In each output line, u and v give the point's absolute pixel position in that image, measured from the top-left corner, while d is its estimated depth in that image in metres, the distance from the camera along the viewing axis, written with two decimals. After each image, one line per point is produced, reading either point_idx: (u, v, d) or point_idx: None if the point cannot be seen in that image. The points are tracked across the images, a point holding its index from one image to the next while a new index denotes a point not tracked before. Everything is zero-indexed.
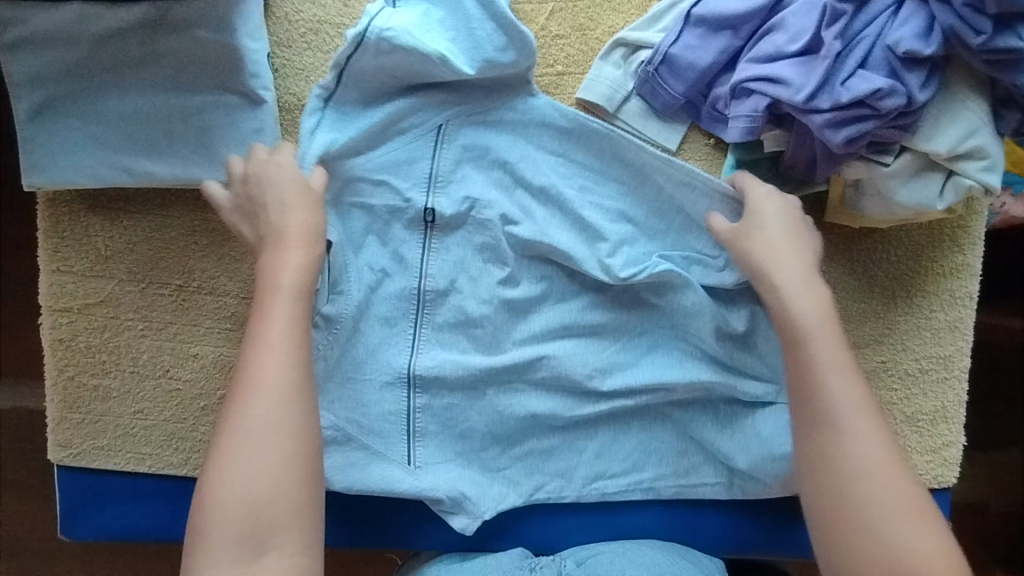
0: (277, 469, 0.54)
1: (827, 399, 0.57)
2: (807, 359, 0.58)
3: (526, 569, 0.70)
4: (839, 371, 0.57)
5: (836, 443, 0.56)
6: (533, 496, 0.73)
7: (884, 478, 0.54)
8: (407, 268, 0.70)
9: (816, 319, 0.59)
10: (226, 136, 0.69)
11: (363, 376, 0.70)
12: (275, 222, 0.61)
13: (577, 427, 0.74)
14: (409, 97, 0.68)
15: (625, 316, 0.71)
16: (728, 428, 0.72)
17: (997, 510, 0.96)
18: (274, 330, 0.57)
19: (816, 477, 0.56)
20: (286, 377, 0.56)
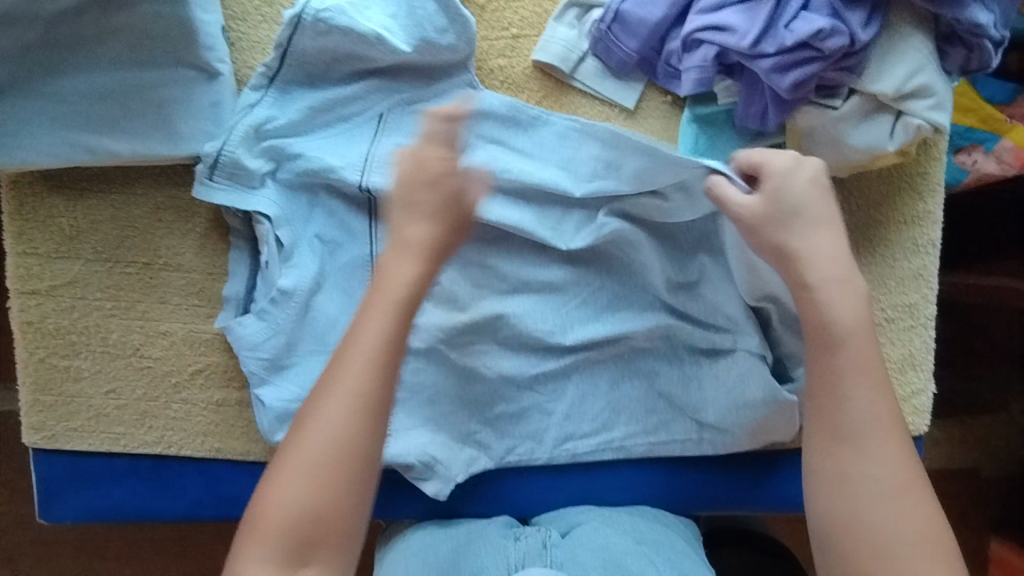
0: (337, 489, 0.53)
1: (847, 414, 0.55)
2: (827, 371, 0.56)
3: (510, 538, 0.68)
4: (867, 388, 0.55)
5: (853, 460, 0.54)
6: (505, 459, 0.73)
7: (901, 495, 0.54)
8: (358, 236, 0.70)
9: (846, 329, 0.55)
10: (184, 109, 0.67)
11: (330, 346, 0.70)
12: (401, 232, 0.57)
13: (545, 387, 0.73)
14: (361, 82, 0.69)
15: (582, 272, 0.71)
16: (695, 381, 0.72)
17: (988, 475, 1.10)
18: (362, 346, 0.55)
19: (829, 491, 0.55)
20: (367, 399, 0.54)
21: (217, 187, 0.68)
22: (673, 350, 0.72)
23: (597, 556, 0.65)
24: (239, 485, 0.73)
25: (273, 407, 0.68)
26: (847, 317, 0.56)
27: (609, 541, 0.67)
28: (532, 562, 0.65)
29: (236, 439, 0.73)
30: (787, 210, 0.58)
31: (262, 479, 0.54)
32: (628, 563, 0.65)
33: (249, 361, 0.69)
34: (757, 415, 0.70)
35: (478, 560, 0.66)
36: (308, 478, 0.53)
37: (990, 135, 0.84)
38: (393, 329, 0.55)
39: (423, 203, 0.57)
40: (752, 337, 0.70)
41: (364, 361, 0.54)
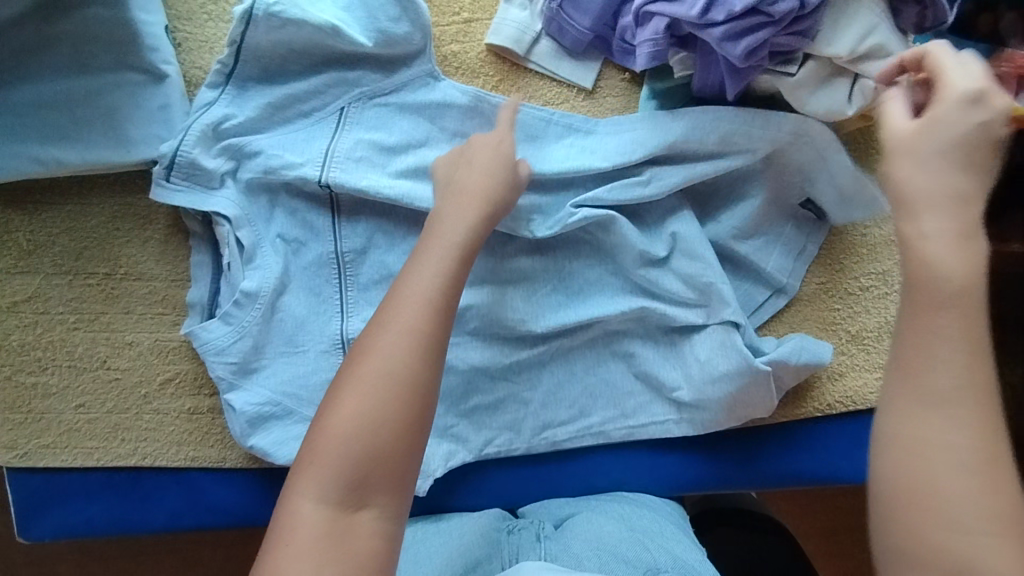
0: (395, 424, 0.50)
1: (935, 374, 0.42)
2: (918, 322, 0.43)
3: (505, 531, 0.68)
4: (960, 346, 0.42)
5: (926, 426, 0.43)
6: (484, 451, 0.72)
7: (982, 476, 0.42)
8: (321, 233, 0.69)
9: (956, 282, 0.43)
10: (133, 114, 0.66)
11: (300, 347, 0.69)
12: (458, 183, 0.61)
13: (520, 376, 0.72)
14: (322, 74, 0.67)
15: (552, 257, 0.70)
16: (671, 357, 0.71)
17: None
18: (420, 287, 0.54)
19: (893, 457, 0.43)
20: (426, 335, 0.52)
21: (175, 188, 0.66)
22: (646, 330, 0.72)
23: (592, 545, 0.65)
24: (217, 493, 0.73)
25: (243, 412, 0.67)
26: (960, 269, 0.43)
27: (604, 530, 0.67)
28: (526, 555, 0.65)
29: (211, 447, 0.72)
30: (924, 136, 0.46)
31: (316, 418, 0.51)
32: (623, 549, 0.64)
33: (216, 367, 0.67)
34: (733, 386, 0.68)
35: (473, 553, 0.66)
36: (366, 413, 0.50)
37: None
38: (448, 270, 0.55)
39: (485, 164, 0.62)
40: (727, 305, 0.68)
41: (427, 295, 0.54)
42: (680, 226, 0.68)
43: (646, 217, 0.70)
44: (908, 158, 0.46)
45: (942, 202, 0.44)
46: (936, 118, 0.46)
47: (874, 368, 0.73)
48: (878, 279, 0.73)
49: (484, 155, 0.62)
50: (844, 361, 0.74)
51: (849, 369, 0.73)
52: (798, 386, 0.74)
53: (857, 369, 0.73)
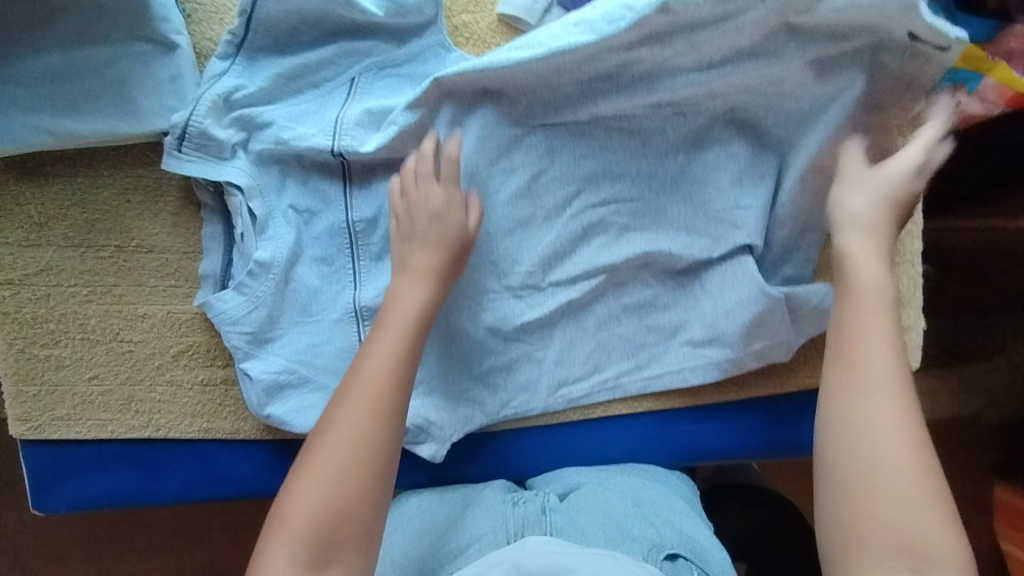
0: (363, 480, 0.55)
1: (869, 369, 0.57)
2: (856, 325, 0.58)
3: (508, 503, 0.67)
4: (882, 343, 0.58)
5: (866, 410, 0.56)
6: (499, 413, 0.73)
7: (911, 453, 0.54)
8: (333, 203, 0.70)
9: (876, 286, 0.59)
10: (143, 84, 0.66)
11: (313, 317, 0.70)
12: (409, 257, 0.63)
13: (533, 336, 0.72)
14: (332, 45, 0.67)
15: (563, 224, 0.71)
16: (679, 294, 0.72)
17: (988, 422, 1.17)
18: (389, 343, 0.60)
19: (845, 440, 0.56)
20: (393, 391, 0.58)
21: (186, 159, 0.66)
22: (652, 274, 0.72)
23: (597, 519, 0.64)
24: (231, 463, 0.73)
25: (260, 380, 0.68)
26: (882, 285, 0.59)
27: (608, 504, 0.66)
28: (531, 529, 0.63)
29: (224, 418, 0.72)
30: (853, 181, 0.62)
31: (285, 481, 0.56)
32: (629, 527, 0.64)
33: (231, 336, 0.68)
34: (748, 315, 0.70)
35: (477, 529, 0.64)
36: (335, 475, 0.55)
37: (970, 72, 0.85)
38: (416, 328, 0.61)
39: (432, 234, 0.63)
40: (740, 230, 0.69)
41: (390, 365, 0.59)
42: (707, 149, 0.69)
43: (662, 130, 0.69)
44: (860, 195, 0.61)
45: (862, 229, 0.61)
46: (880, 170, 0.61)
47: None
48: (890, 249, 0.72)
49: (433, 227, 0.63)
50: None
51: None
52: (811, 347, 0.75)
53: None
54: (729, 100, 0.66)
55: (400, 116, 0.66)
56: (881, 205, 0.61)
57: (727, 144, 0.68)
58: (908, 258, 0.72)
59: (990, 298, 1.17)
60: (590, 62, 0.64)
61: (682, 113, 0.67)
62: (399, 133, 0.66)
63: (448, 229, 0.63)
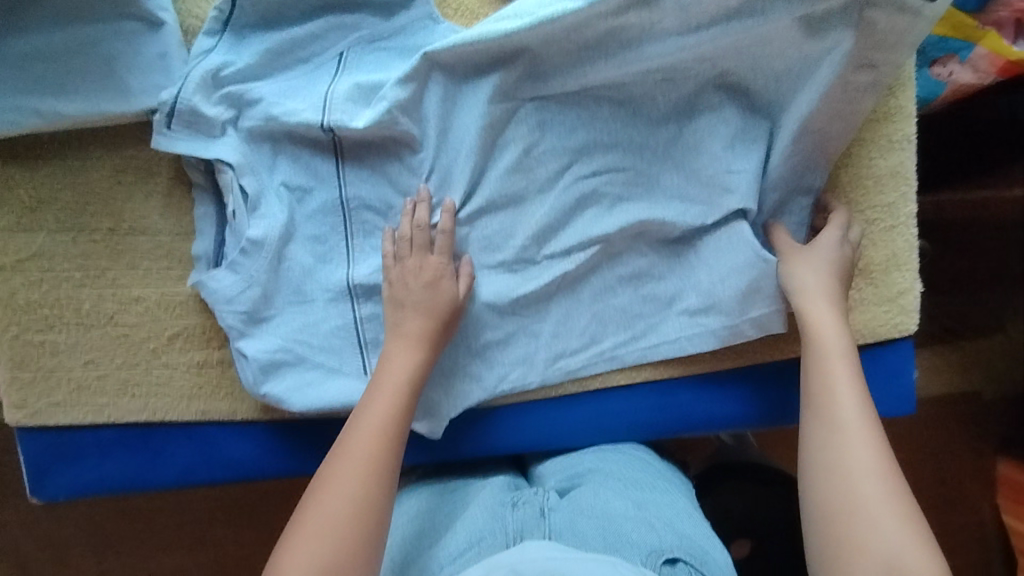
0: (356, 527, 0.56)
1: (839, 410, 0.61)
2: (821, 372, 0.63)
3: (507, 506, 0.64)
4: (847, 388, 0.62)
5: (841, 448, 0.59)
6: (497, 388, 0.72)
7: (889, 485, 0.56)
8: (326, 180, 0.69)
9: (838, 339, 0.64)
10: (131, 64, 0.66)
11: (307, 296, 0.69)
12: (401, 323, 0.66)
13: (529, 310, 0.72)
14: (320, 19, 0.67)
15: (556, 198, 0.70)
16: (674, 263, 0.72)
17: (990, 397, 1.17)
18: (385, 393, 0.63)
19: (827, 477, 0.59)
20: (389, 440, 0.60)
21: (177, 137, 0.66)
22: (647, 244, 0.72)
23: (597, 522, 0.61)
24: (230, 445, 0.73)
25: (255, 359, 0.67)
26: (841, 337, 0.65)
27: (608, 506, 0.63)
28: (530, 533, 0.60)
29: (222, 400, 0.72)
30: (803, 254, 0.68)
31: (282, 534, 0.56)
32: (628, 531, 0.60)
33: (226, 315, 0.67)
34: (743, 282, 0.70)
35: (475, 532, 0.62)
36: (332, 523, 0.55)
37: (962, 43, 0.85)
38: (413, 382, 0.64)
39: (425, 303, 0.66)
40: (733, 195, 0.69)
41: (387, 415, 0.61)
42: (697, 117, 0.69)
43: (652, 98, 0.69)
44: (808, 261, 0.68)
45: (818, 287, 0.67)
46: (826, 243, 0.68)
47: (882, 302, 0.73)
48: (884, 212, 0.72)
49: (421, 296, 0.66)
50: (852, 296, 0.73)
51: (858, 303, 0.73)
52: None
53: (865, 301, 0.73)
54: (718, 65, 0.66)
55: (391, 92, 0.66)
56: (827, 277, 0.67)
57: (717, 110, 0.68)
58: (902, 221, 0.72)
59: (987, 272, 1.18)
60: (580, 30, 0.63)
61: (672, 79, 0.67)
62: (389, 109, 0.65)
63: (439, 297, 0.66)
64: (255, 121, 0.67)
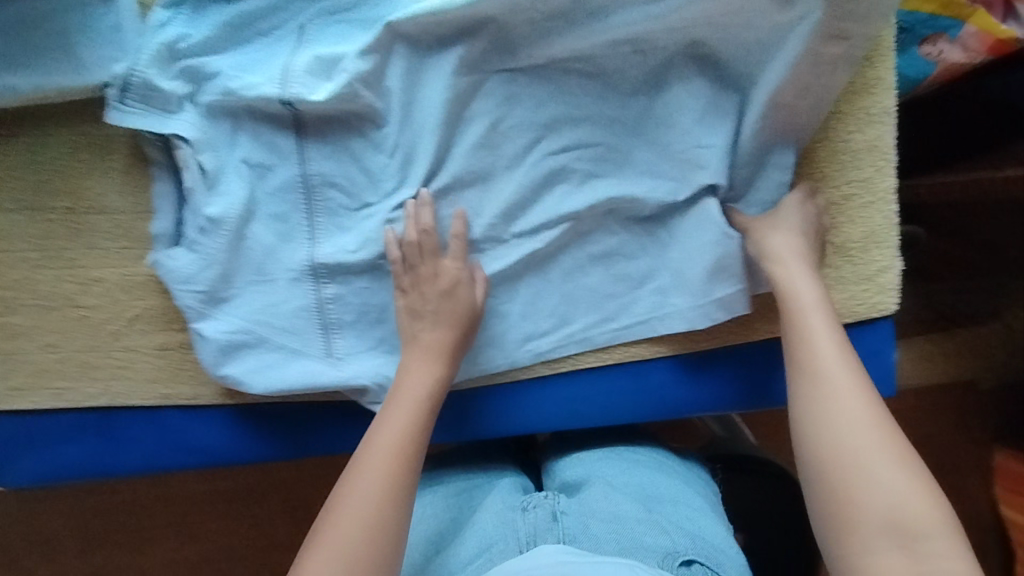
0: (370, 530, 0.54)
1: (821, 362, 0.58)
2: (799, 328, 0.61)
3: (518, 510, 0.66)
4: (826, 339, 0.60)
5: (827, 399, 0.56)
6: (465, 370, 0.71)
7: (878, 431, 0.54)
8: (287, 156, 0.67)
9: (812, 294, 0.62)
10: (86, 37, 0.65)
11: (269, 276, 0.68)
12: (419, 334, 0.66)
13: (496, 290, 0.70)
14: None
15: (525, 174, 0.68)
16: (645, 241, 0.70)
17: (987, 385, 1.15)
18: (402, 400, 0.62)
19: (813, 431, 0.56)
20: (408, 448, 0.60)
21: (130, 111, 0.64)
22: (618, 222, 0.70)
23: (608, 526, 0.62)
24: (194, 429, 0.71)
25: (215, 340, 0.66)
26: (813, 290, 0.63)
27: (617, 506, 0.65)
28: (543, 536, 0.61)
29: (184, 383, 0.71)
30: (772, 221, 0.66)
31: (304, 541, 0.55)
32: (642, 535, 0.61)
33: (183, 295, 0.66)
34: (712, 259, 0.68)
35: (487, 538, 0.63)
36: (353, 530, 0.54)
37: (951, 21, 0.83)
38: (432, 394, 0.63)
39: (444, 314, 0.65)
40: (704, 170, 0.67)
41: (405, 426, 0.61)
42: (667, 90, 0.67)
43: (622, 70, 0.66)
44: (778, 224, 0.66)
45: (787, 244, 0.65)
46: (790, 204, 0.67)
47: (861, 280, 0.71)
48: (861, 188, 0.70)
49: (443, 309, 0.65)
50: (830, 275, 0.71)
51: (834, 282, 0.71)
52: None
53: (843, 280, 0.71)
54: (689, 32, 0.63)
55: (352, 64, 0.64)
56: (798, 238, 0.66)
57: (688, 83, 0.66)
58: (879, 197, 0.70)
59: (983, 258, 1.15)
60: None
61: (641, 50, 0.65)
62: (350, 81, 0.64)
63: (457, 307, 0.66)
64: (212, 96, 0.65)
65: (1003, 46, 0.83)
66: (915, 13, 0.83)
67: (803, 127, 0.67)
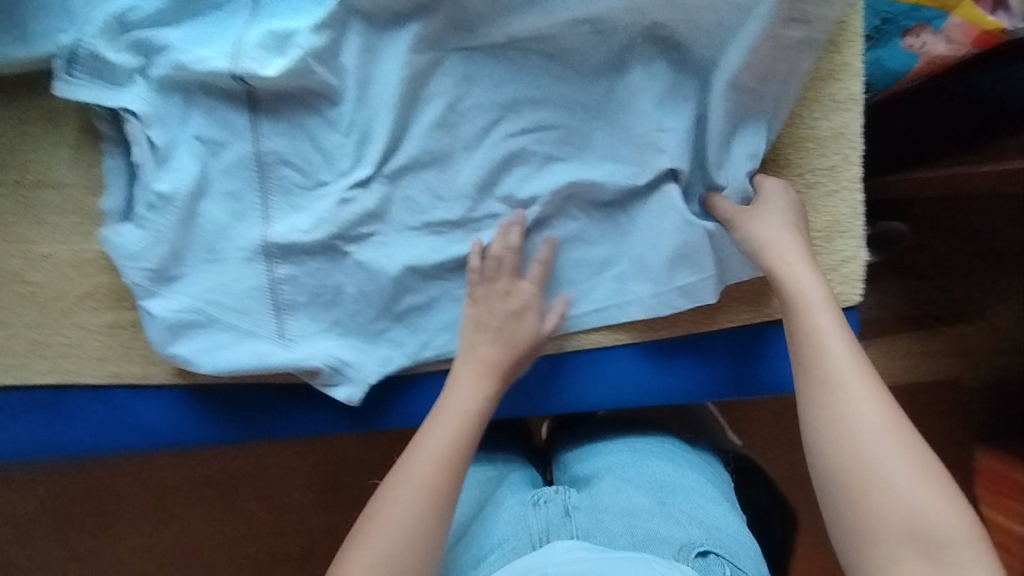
0: (405, 539, 0.53)
1: (830, 364, 0.55)
2: (807, 328, 0.57)
3: (530, 505, 0.66)
4: (832, 337, 0.56)
5: (838, 404, 0.53)
6: (420, 353, 0.70)
7: (895, 436, 0.51)
8: (240, 133, 0.66)
9: (815, 290, 0.59)
10: (35, 8, 0.64)
11: (221, 255, 0.66)
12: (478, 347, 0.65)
13: (453, 274, 0.69)
14: None
15: (485, 156, 0.67)
16: (606, 227, 0.70)
17: (969, 383, 1.14)
18: (449, 410, 0.61)
19: (828, 440, 0.53)
20: (455, 457, 0.59)
21: (79, 84, 0.63)
22: (578, 207, 0.69)
23: (621, 520, 0.62)
24: (145, 410, 0.70)
25: (163, 319, 0.65)
26: (817, 287, 0.59)
27: (630, 500, 0.65)
28: (557, 533, 0.62)
29: (135, 362, 0.70)
30: (761, 210, 0.64)
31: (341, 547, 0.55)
32: (655, 527, 0.62)
33: (130, 272, 0.64)
34: (672, 245, 0.67)
35: (502, 533, 0.64)
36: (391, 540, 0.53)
37: (936, 11, 0.79)
38: (479, 400, 0.62)
39: (516, 336, 0.66)
40: (665, 154, 0.66)
41: (450, 435, 0.60)
42: (628, 71, 0.67)
43: (582, 51, 0.66)
44: (767, 215, 0.64)
45: (784, 241, 0.62)
46: (772, 190, 0.65)
47: (825, 271, 0.70)
48: (825, 176, 0.69)
49: (513, 330, 0.66)
50: None
51: None
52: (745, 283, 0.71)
53: None
54: (648, 14, 0.63)
55: (306, 39, 0.62)
56: (790, 228, 0.63)
57: (647, 63, 0.66)
58: (844, 185, 0.69)
59: (967, 256, 1.14)
60: None
61: (601, 31, 0.64)
62: (303, 56, 0.62)
63: (525, 330, 0.66)
64: (163, 69, 0.64)
65: (989, 38, 0.80)
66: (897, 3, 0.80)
67: (765, 112, 0.66)
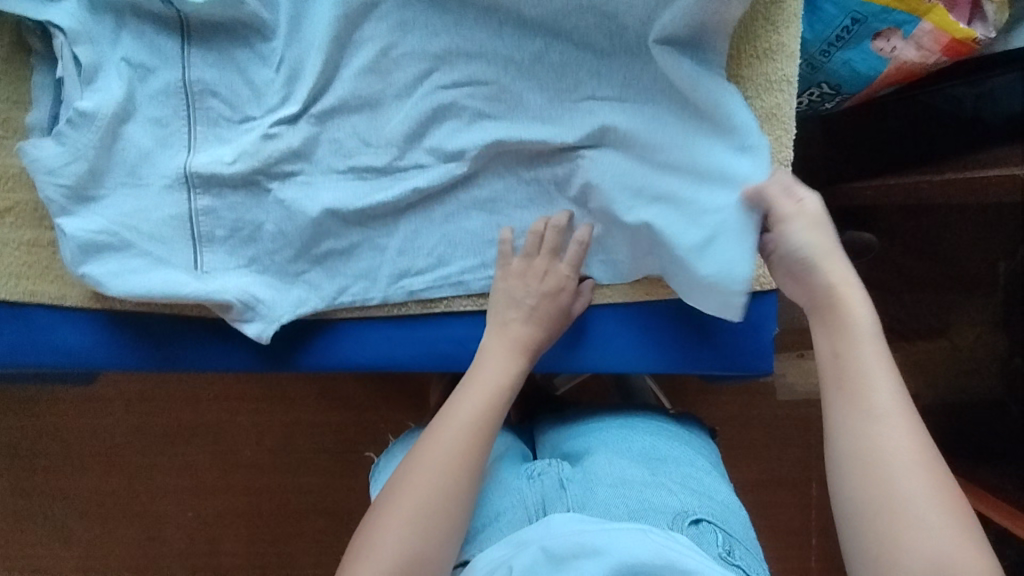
0: (439, 510, 0.55)
1: (871, 390, 0.52)
2: (849, 348, 0.54)
3: (525, 478, 0.64)
4: (876, 363, 0.53)
5: (873, 431, 0.51)
6: (336, 299, 0.70)
7: (928, 476, 0.49)
8: (169, 59, 0.66)
9: (864, 311, 0.56)
10: None
11: (142, 179, 0.66)
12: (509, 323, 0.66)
13: (374, 222, 0.69)
14: None
15: (416, 107, 0.67)
16: (532, 188, 0.69)
17: (924, 402, 1.14)
18: (480, 385, 0.62)
19: (856, 466, 0.51)
20: (482, 430, 0.60)
21: None
22: (504, 165, 0.69)
23: (616, 491, 0.61)
24: (58, 330, 0.70)
25: (75, 236, 0.64)
26: (864, 309, 0.56)
27: (626, 473, 0.63)
28: (553, 505, 0.60)
29: (51, 282, 0.70)
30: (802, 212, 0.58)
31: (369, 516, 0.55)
32: (649, 497, 0.61)
33: (47, 188, 0.64)
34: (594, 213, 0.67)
35: (498, 506, 0.62)
36: (421, 510, 0.54)
37: (908, 16, 0.70)
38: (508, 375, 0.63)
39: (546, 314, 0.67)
40: (596, 118, 0.66)
41: (476, 408, 0.61)
42: (563, 35, 0.65)
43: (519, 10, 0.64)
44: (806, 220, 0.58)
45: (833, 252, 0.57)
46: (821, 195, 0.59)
47: None
48: None
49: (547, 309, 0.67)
50: None
51: None
52: None
53: None
54: None
55: None
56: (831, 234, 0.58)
57: (584, 32, 0.64)
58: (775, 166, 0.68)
59: (932, 272, 1.13)
60: None
61: None
62: None
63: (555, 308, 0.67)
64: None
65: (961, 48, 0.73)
66: (869, 2, 0.71)
67: None
